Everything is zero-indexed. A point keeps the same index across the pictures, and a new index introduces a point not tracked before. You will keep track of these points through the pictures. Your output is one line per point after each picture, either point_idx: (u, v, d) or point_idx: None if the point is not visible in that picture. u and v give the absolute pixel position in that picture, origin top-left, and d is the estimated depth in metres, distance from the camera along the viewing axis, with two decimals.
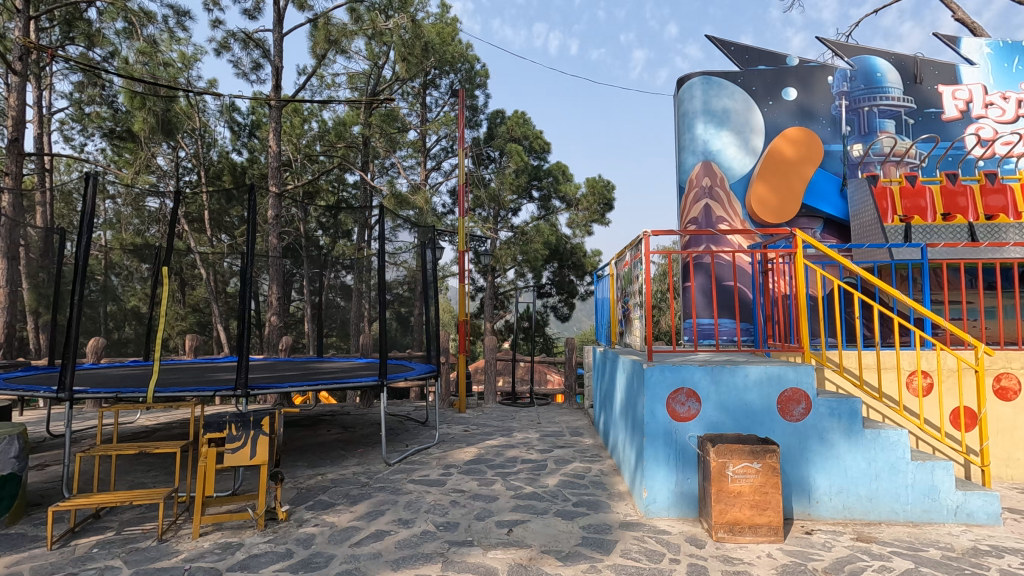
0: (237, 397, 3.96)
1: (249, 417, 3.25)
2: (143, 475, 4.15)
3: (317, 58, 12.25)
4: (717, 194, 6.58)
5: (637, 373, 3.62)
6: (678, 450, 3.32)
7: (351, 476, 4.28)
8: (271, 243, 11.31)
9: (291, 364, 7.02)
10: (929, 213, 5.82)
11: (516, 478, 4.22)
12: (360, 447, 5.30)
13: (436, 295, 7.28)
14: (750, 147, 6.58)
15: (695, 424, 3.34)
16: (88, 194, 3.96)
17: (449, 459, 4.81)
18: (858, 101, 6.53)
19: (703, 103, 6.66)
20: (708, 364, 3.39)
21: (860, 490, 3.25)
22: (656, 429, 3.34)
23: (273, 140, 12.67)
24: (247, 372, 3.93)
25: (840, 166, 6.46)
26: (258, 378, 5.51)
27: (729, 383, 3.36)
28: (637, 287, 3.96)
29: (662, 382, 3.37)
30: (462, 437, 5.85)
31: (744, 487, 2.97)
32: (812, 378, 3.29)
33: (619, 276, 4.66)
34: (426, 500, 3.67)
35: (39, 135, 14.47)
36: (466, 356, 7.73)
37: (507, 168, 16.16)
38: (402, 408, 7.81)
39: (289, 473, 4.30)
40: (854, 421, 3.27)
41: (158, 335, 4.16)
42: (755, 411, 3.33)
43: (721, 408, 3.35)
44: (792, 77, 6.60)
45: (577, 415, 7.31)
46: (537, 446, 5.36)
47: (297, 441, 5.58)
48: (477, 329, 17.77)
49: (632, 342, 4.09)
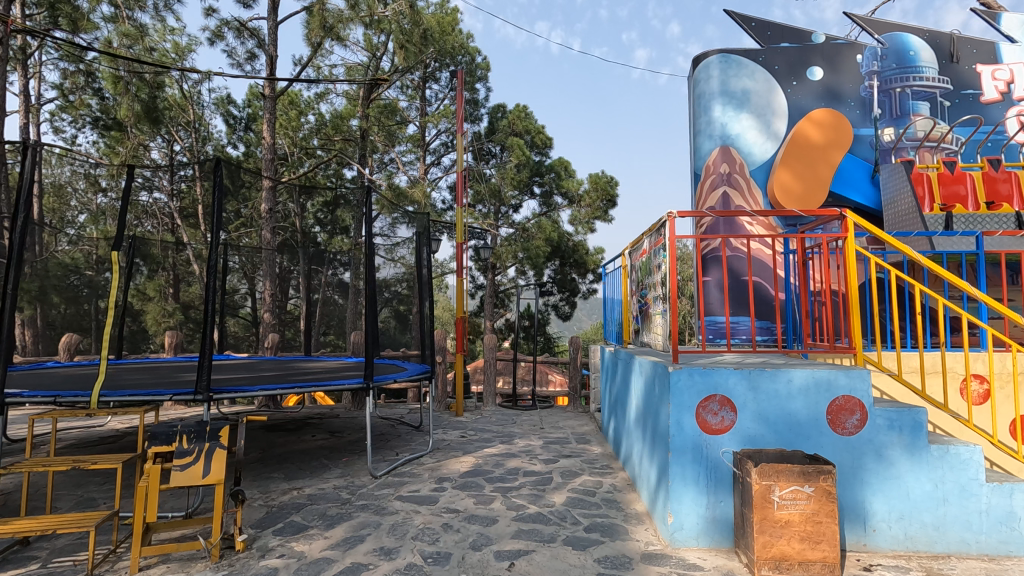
0: (198, 402, 3.45)
1: (206, 426, 2.78)
2: (95, 494, 3.64)
3: (313, 47, 11.69)
4: (736, 180, 6.06)
5: (659, 376, 3.12)
6: (710, 468, 2.82)
7: (330, 491, 3.78)
8: (265, 238, 10.79)
9: (274, 363, 6.50)
10: (970, 202, 5.32)
11: (519, 494, 3.71)
12: (346, 456, 4.80)
13: (433, 292, 6.71)
14: (772, 131, 6.07)
15: (729, 438, 2.84)
16: (28, 165, 3.60)
17: (443, 471, 4.30)
18: (889, 82, 6.04)
19: (721, 84, 6.15)
20: (744, 366, 2.89)
21: (925, 517, 2.75)
22: (684, 443, 2.85)
23: (267, 131, 12.15)
24: (209, 373, 3.43)
25: (871, 152, 5.93)
26: (233, 379, 4.99)
27: (770, 391, 2.85)
28: (657, 279, 3.44)
29: (690, 388, 2.87)
30: (459, 444, 5.36)
31: (793, 515, 2.48)
32: (867, 385, 2.79)
33: (635, 267, 4.17)
34: (415, 523, 3.17)
35: (26, 125, 13.95)
36: (464, 356, 7.19)
37: (508, 162, 15.68)
38: (396, 410, 7.29)
39: (261, 488, 3.81)
40: (918, 436, 2.77)
41: (107, 332, 3.68)
42: (800, 423, 2.83)
43: (759, 418, 2.85)
44: (817, 56, 6.09)
45: (583, 419, 6.79)
46: (541, 455, 4.87)
47: (277, 448, 5.08)
48: (476, 327, 17.24)
49: (651, 342, 3.58)
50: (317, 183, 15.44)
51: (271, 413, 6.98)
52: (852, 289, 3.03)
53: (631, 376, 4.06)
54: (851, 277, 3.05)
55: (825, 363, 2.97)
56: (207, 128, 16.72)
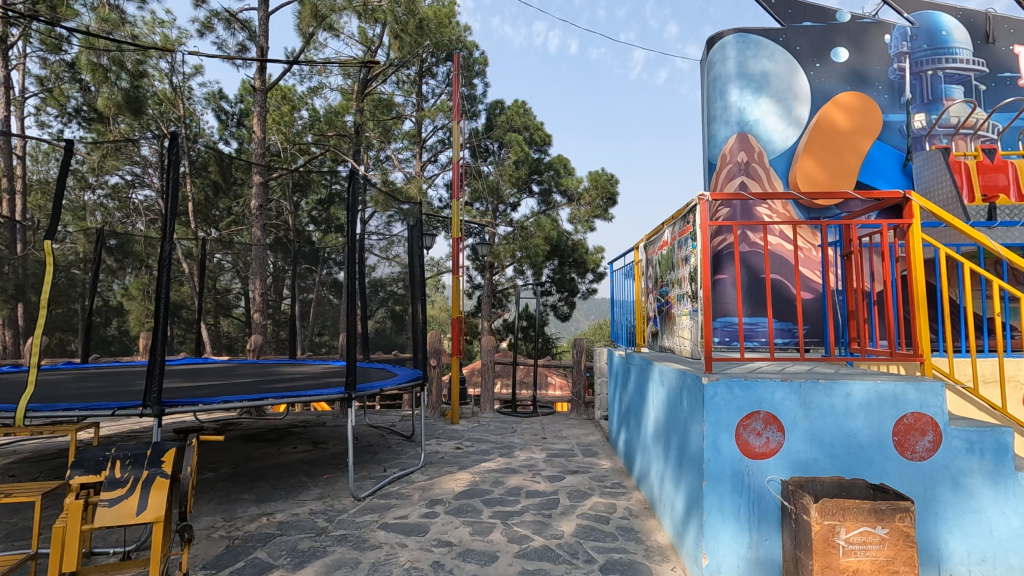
0: (146, 417, 2.95)
1: (147, 451, 2.34)
2: (29, 524, 3.15)
3: (304, 38, 11.11)
4: (754, 170, 5.60)
5: (688, 389, 2.64)
6: (753, 499, 2.36)
7: (305, 518, 3.29)
8: (256, 234, 9.92)
9: (254, 367, 6.04)
10: (1012, 191, 4.80)
11: (521, 522, 3.24)
12: (327, 472, 4.31)
13: (427, 292, 6.19)
14: (793, 117, 5.61)
15: (775, 463, 2.37)
16: None
17: (436, 491, 3.83)
18: (920, 64, 5.58)
19: (738, 65, 5.66)
20: (792, 378, 2.43)
21: (1011, 559, 2.28)
22: (721, 469, 2.38)
23: (259, 126, 11.60)
24: (160, 383, 2.95)
25: (902, 140, 5.48)
26: (200, 387, 4.49)
27: (825, 407, 2.38)
28: (683, 274, 2.95)
29: (729, 403, 2.40)
30: (454, 457, 4.88)
31: (863, 564, 2.02)
32: (941, 401, 2.32)
33: (653, 261, 3.70)
34: (400, 561, 2.69)
35: (7, 118, 13.36)
36: (460, 359, 6.69)
37: (506, 159, 15.17)
38: (387, 418, 6.88)
39: (225, 514, 3.33)
40: (1003, 462, 2.30)
41: (38, 337, 3.19)
42: (860, 446, 2.36)
43: (812, 440, 2.38)
44: (842, 36, 5.63)
45: (587, 428, 6.33)
46: (544, 471, 4.39)
47: (252, 462, 4.59)
48: (473, 327, 16.73)
49: (674, 347, 3.09)
50: (310, 180, 14.97)
51: (253, 420, 6.50)
52: (918, 287, 2.54)
53: (648, 385, 3.58)
54: (915, 273, 2.56)
55: (886, 374, 2.51)
56: (198, 123, 16.22)
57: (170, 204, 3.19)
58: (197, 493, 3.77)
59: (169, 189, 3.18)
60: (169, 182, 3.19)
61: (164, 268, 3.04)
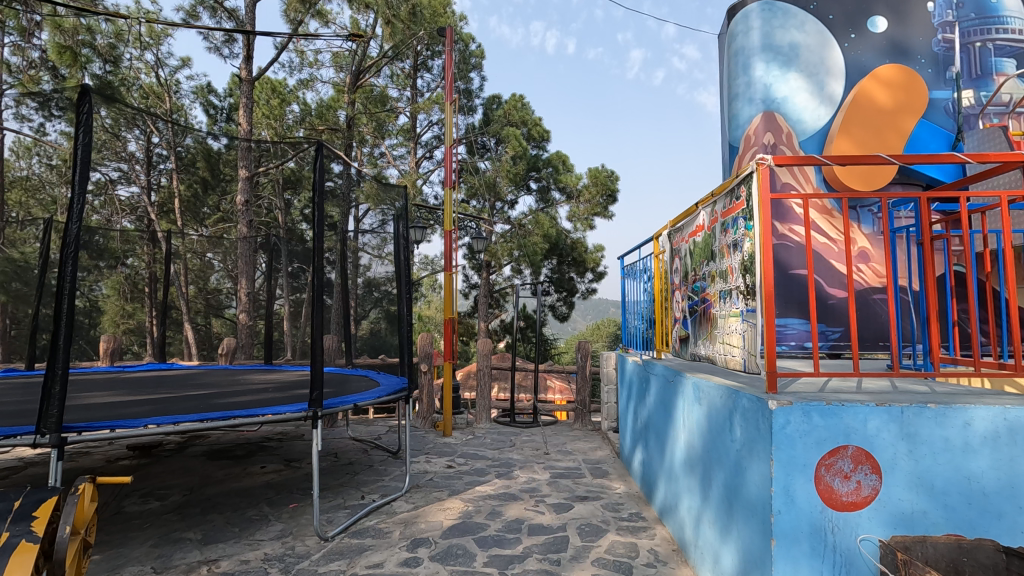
0: (41, 446, 2.37)
1: (14, 503, 1.74)
2: None
3: (291, 25, 10.41)
4: (781, 152, 5.02)
5: (742, 413, 2.03)
6: (840, 564, 1.75)
7: (256, 567, 2.66)
8: (241, 233, 9.47)
9: (219, 374, 5.37)
10: None
11: (523, 571, 2.61)
12: (294, 500, 3.68)
13: (414, 290, 5.52)
14: (826, 93, 5.03)
15: (869, 517, 1.76)
16: None
17: (420, 526, 3.21)
18: (968, 35, 4.97)
19: (764, 37, 5.12)
20: (888, 401, 1.82)
21: None
22: (797, 521, 1.77)
23: (245, 118, 10.75)
24: (59, 403, 2.38)
25: (949, 120, 4.89)
26: (143, 401, 3.82)
27: (932, 441, 1.76)
28: (730, 262, 2.33)
29: (807, 434, 1.79)
30: (444, 479, 4.23)
31: None
32: None
33: (683, 251, 3.08)
34: None
35: None
36: (453, 364, 6.02)
37: (504, 155, 14.44)
38: (373, 429, 6.24)
39: (158, 562, 2.70)
40: None
41: None
42: (984, 494, 1.73)
43: (916, 485, 1.76)
44: (880, 3, 5.00)
45: (593, 442, 5.69)
46: (548, 498, 3.75)
47: (209, 487, 3.94)
48: (470, 328, 15.08)
49: (716, 357, 2.49)
50: (301, 177, 14.34)
51: (223, 432, 5.84)
52: None
53: (677, 403, 2.94)
54: None
55: (1007, 398, 1.88)
56: (186, 118, 15.55)
57: (79, 171, 2.51)
58: (133, 530, 3.13)
59: (80, 154, 2.54)
60: (80, 145, 2.55)
61: (69, 248, 2.38)
